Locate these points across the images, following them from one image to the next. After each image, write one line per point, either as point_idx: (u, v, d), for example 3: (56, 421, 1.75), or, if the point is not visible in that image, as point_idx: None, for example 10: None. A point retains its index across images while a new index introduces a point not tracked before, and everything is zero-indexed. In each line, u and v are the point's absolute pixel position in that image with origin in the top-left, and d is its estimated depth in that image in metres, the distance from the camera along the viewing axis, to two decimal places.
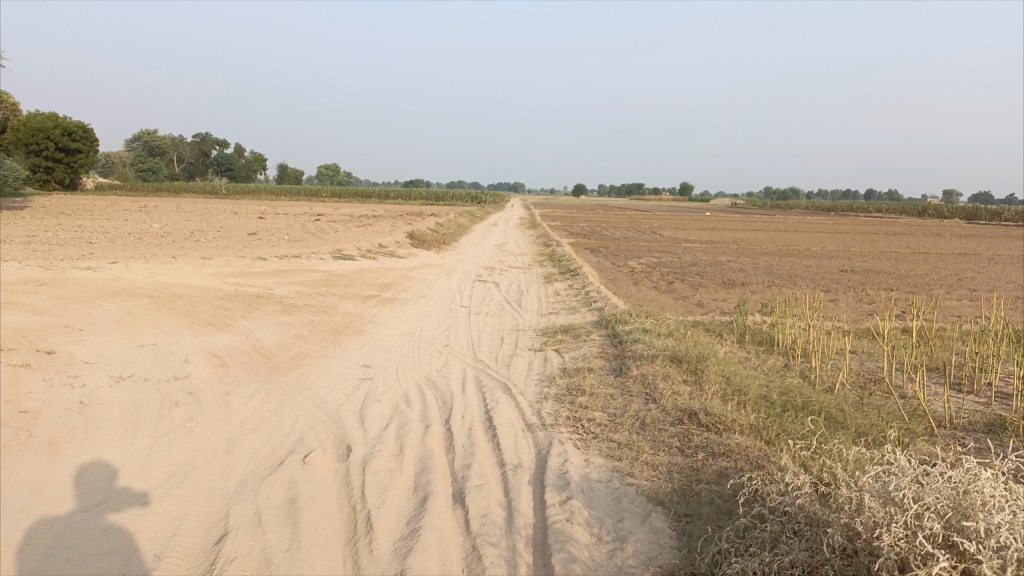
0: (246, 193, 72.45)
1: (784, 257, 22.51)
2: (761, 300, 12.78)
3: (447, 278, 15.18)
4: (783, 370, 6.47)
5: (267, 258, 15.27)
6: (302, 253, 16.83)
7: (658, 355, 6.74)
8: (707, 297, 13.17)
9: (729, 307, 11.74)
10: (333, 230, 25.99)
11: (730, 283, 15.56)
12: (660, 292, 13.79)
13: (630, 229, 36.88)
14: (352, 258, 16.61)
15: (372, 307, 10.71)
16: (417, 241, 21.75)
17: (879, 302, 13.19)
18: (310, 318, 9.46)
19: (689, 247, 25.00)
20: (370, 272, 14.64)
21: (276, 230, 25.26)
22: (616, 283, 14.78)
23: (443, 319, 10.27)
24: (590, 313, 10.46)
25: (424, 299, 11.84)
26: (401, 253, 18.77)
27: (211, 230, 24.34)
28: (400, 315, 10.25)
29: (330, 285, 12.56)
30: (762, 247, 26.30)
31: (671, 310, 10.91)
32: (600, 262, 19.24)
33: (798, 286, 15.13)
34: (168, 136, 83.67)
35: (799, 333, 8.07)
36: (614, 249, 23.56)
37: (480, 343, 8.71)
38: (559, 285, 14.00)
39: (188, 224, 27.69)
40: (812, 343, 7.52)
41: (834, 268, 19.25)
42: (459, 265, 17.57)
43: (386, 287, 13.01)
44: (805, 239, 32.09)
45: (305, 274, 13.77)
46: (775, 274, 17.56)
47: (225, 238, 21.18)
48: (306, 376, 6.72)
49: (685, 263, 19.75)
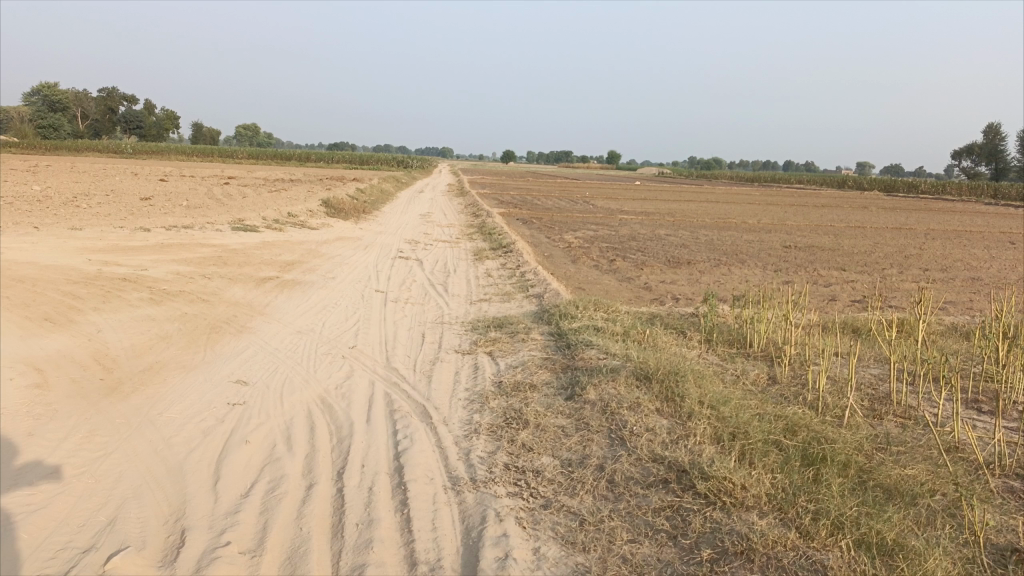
0: (156, 153, 67.98)
1: (724, 231, 21.53)
2: (714, 284, 11.55)
3: (364, 254, 13.42)
4: (776, 395, 5.11)
5: (151, 231, 13.12)
6: (196, 222, 14.74)
7: (619, 370, 5.29)
8: (654, 279, 11.86)
9: (681, 294, 10.44)
10: (240, 197, 23.61)
11: (675, 260, 14.34)
12: (603, 273, 12.42)
13: (562, 198, 35.46)
14: (255, 229, 14.65)
15: (266, 293, 8.92)
16: (334, 210, 19.76)
17: (836, 285, 12.17)
18: (182, 310, 7.62)
19: (625, 220, 23.77)
20: (273, 247, 12.73)
21: (174, 195, 22.71)
22: (554, 261, 13.33)
23: (352, 308, 8.59)
24: (526, 302, 8.96)
25: (332, 283, 10.11)
26: (314, 223, 16.83)
27: (99, 195, 21.60)
28: (298, 304, 8.50)
29: (221, 263, 10.68)
30: (699, 220, 25.35)
31: (618, 298, 9.53)
32: (534, 235, 17.79)
33: (747, 265, 14.03)
34: (69, 90, 77.71)
35: (777, 334, 6.77)
36: (548, 221, 22.16)
37: (395, 343, 7.09)
38: (490, 264, 12.46)
39: (77, 187, 24.86)
40: (798, 350, 6.21)
41: (777, 244, 18.33)
42: (378, 239, 15.78)
43: (289, 265, 11.21)
44: (739, 211, 31.39)
45: (193, 249, 11.77)
46: (720, 250, 16.47)
47: (112, 204, 18.66)
48: (154, 402, 4.99)
49: (623, 237, 18.46)
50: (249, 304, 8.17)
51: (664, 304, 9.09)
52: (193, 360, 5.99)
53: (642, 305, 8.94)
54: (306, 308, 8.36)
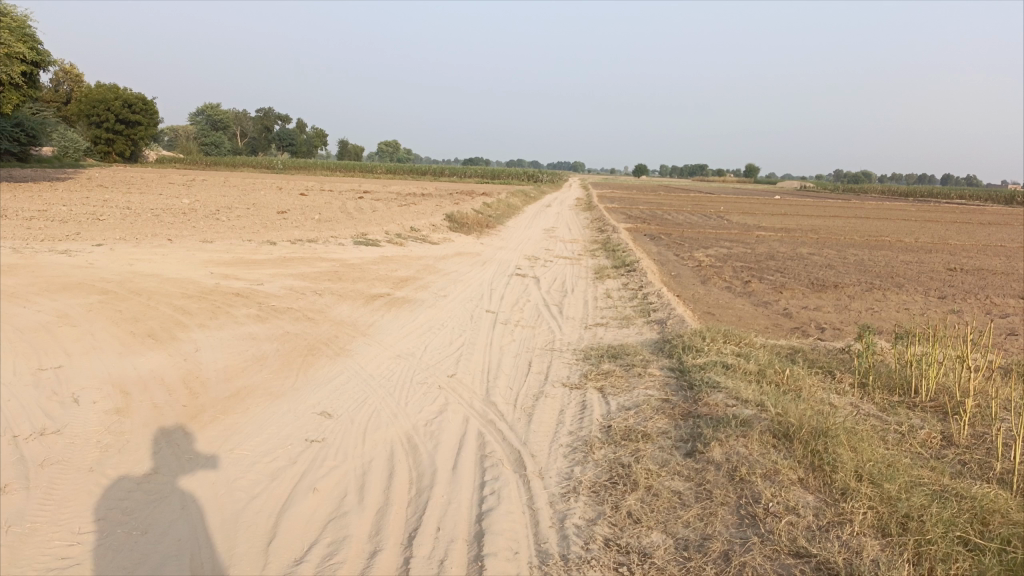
0: (302, 167, 71.73)
1: (874, 250, 19.60)
2: (864, 313, 10.22)
3: (481, 271, 12.99)
4: (956, 470, 4.06)
5: (276, 244, 13.27)
6: (320, 236, 14.87)
7: (751, 423, 4.40)
8: (795, 305, 10.66)
9: (827, 325, 9.24)
10: (370, 211, 24.00)
11: (819, 282, 13.00)
12: (736, 296, 11.33)
13: (694, 213, 34.00)
14: (376, 243, 14.60)
15: (373, 311, 8.57)
16: (457, 224, 19.59)
17: (1015, 317, 10.49)
18: (284, 328, 7.35)
19: (763, 237, 22.22)
20: (390, 262, 12.53)
21: (308, 209, 23.38)
22: (682, 282, 12.36)
23: (458, 330, 8.08)
24: (647, 329, 8.12)
25: (442, 301, 9.68)
26: (436, 238, 16.64)
27: (241, 208, 22.58)
28: (403, 324, 8.08)
29: (335, 278, 10.53)
30: (846, 238, 23.38)
31: (752, 329, 8.49)
32: (662, 252, 16.83)
33: (904, 291, 12.46)
34: (228, 110, 83.64)
35: (948, 382, 5.63)
36: (678, 237, 21.05)
37: (499, 373, 6.48)
38: (612, 283, 11.69)
39: (223, 200, 26.21)
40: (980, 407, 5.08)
41: (940, 266, 16.38)
42: (498, 255, 15.36)
43: (403, 281, 10.93)
44: (892, 228, 28.81)
45: (312, 263, 11.73)
46: (871, 272, 14.88)
47: (249, 217, 19.34)
48: (228, 439, 4.61)
49: (760, 256, 17.11)
50: (354, 324, 7.81)
51: (806, 337, 8.00)
52: (281, 385, 5.62)
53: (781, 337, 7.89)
54: (411, 328, 7.92)
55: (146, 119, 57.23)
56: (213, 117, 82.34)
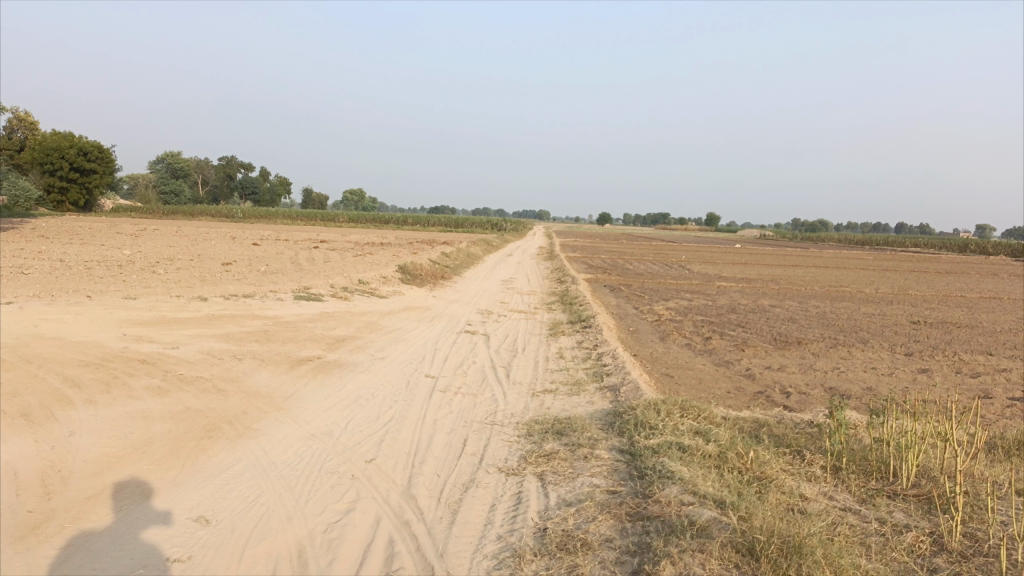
0: (263, 216, 70.66)
1: (837, 302, 19.23)
2: (831, 374, 9.62)
3: (427, 327, 12.22)
4: None
5: (208, 300, 12.36)
6: (259, 290, 13.99)
7: (710, 536, 3.63)
8: (758, 364, 10.03)
9: (792, 389, 8.59)
10: (322, 262, 23.13)
11: (781, 338, 12.48)
12: (696, 355, 10.68)
13: (656, 263, 33.72)
14: (319, 298, 13.76)
15: (295, 378, 7.71)
16: (410, 275, 18.85)
17: (985, 376, 10.01)
18: (185, 405, 6.48)
19: (725, 288, 21.80)
20: (329, 319, 11.69)
21: (257, 260, 22.45)
22: (639, 339, 11.69)
23: (389, 400, 7.25)
24: (599, 397, 7.37)
25: (377, 365, 8.84)
26: (385, 291, 15.83)
27: (184, 259, 21.57)
28: (326, 394, 7.23)
29: (263, 339, 9.68)
30: (808, 288, 23.17)
31: (713, 396, 7.80)
32: (621, 305, 16.26)
33: (870, 347, 11.95)
34: (189, 158, 82.57)
35: (933, 474, 4.96)
36: (639, 288, 20.57)
37: (426, 456, 5.66)
38: (565, 341, 11.00)
39: (169, 250, 25.15)
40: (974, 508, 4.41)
41: (902, 320, 16.04)
42: (449, 309, 14.60)
43: (339, 341, 10.10)
44: (851, 278, 28.88)
45: (242, 321, 10.85)
46: (834, 325, 14.45)
47: (189, 269, 18.36)
48: (65, 567, 3.72)
49: (722, 309, 16.59)
50: (267, 394, 6.95)
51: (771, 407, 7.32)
52: (158, 482, 4.75)
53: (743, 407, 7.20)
54: (334, 399, 7.07)
55: (101, 167, 55.90)
56: (172, 165, 81.13)
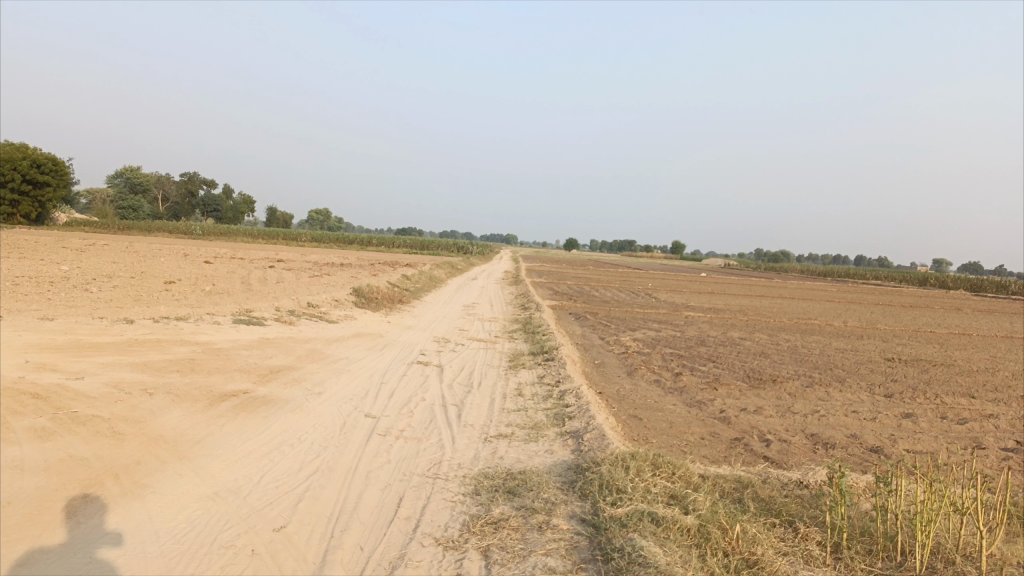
0: (224, 233, 68.92)
1: (808, 336, 18.62)
2: (810, 418, 8.86)
3: (376, 356, 11.26)
4: None
5: (134, 323, 11.28)
6: (196, 312, 12.92)
7: None
8: (732, 405, 9.24)
9: (771, 436, 7.79)
10: (275, 282, 22.03)
11: (755, 375, 11.76)
12: (665, 393, 9.85)
13: (622, 291, 33.04)
14: (261, 322, 12.73)
15: (212, 417, 6.74)
16: (365, 299, 17.84)
17: (972, 422, 9.36)
18: (68, 452, 5.49)
19: (693, 319, 21.11)
20: (266, 346, 10.67)
21: (205, 279, 21.24)
22: (605, 374, 10.84)
23: (317, 445, 6.29)
24: (559, 446, 6.48)
25: (312, 401, 7.87)
26: (335, 316, 14.81)
27: (127, 277, 20.29)
28: (244, 437, 6.26)
29: (186, 370, 8.68)
30: (777, 320, 22.67)
31: (685, 446, 6.96)
32: (586, 336, 15.45)
33: (848, 388, 11.27)
34: (150, 173, 80.59)
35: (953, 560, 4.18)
36: (606, 317, 19.82)
37: (350, 523, 4.72)
38: (525, 375, 10.12)
39: (113, 267, 23.78)
40: None
41: (876, 357, 15.47)
42: (403, 337, 13.62)
43: (274, 371, 9.12)
44: (820, 311, 28.56)
45: (167, 349, 9.81)
46: (807, 362, 13.81)
47: (127, 288, 17.12)
48: None
49: (691, 342, 15.85)
50: (172, 439, 5.97)
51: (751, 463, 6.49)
52: None
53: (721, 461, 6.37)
54: (253, 444, 6.11)
55: (55, 179, 53.83)
56: (132, 180, 78.95)
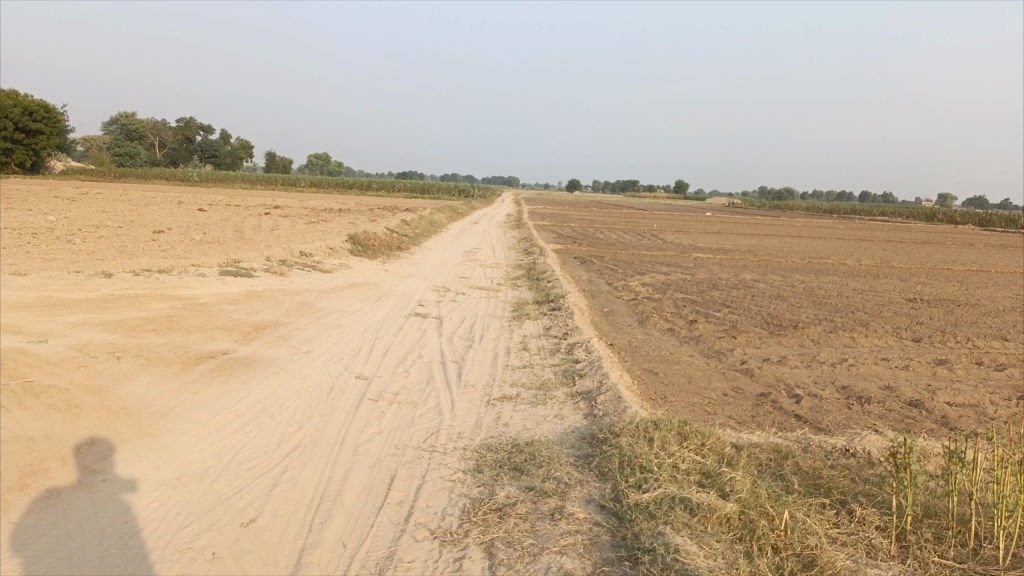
0: (221, 180, 67.76)
1: (823, 277, 17.87)
2: (839, 369, 8.19)
3: (371, 308, 10.56)
4: None
5: (112, 277, 10.56)
6: (181, 264, 12.20)
7: None
8: (754, 355, 8.57)
9: (800, 391, 7.13)
10: (270, 230, 21.24)
11: (774, 320, 11.07)
12: (681, 344, 9.17)
13: (628, 232, 32.19)
14: (249, 273, 12.01)
15: (183, 385, 6.09)
16: (361, 245, 17.07)
17: (1012, 368, 8.69)
18: (14, 431, 4.84)
19: (703, 261, 20.34)
20: (252, 300, 9.97)
21: (196, 228, 20.46)
22: (615, 323, 10.16)
23: (300, 415, 5.64)
24: (569, 410, 5.83)
25: (299, 362, 7.20)
26: (329, 265, 14.08)
27: (114, 227, 19.50)
28: (216, 408, 5.62)
29: (162, 329, 8.00)
30: (790, 260, 21.92)
31: (707, 406, 6.30)
32: (593, 281, 14.74)
33: (874, 333, 10.59)
34: (145, 119, 79.00)
35: None
36: (613, 260, 19.08)
37: (334, 512, 4.07)
38: (530, 326, 9.44)
39: (103, 217, 22.96)
40: None
41: (897, 297, 14.76)
42: (401, 286, 12.91)
43: (259, 328, 8.43)
44: (832, 249, 27.78)
45: (145, 305, 9.13)
46: (827, 304, 13.11)
47: (112, 239, 16.36)
48: None
49: (703, 285, 15.11)
50: (134, 414, 5.33)
51: (783, 426, 5.84)
52: None
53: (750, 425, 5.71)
54: (226, 416, 5.47)
55: (47, 127, 52.51)
56: (127, 126, 77.29)
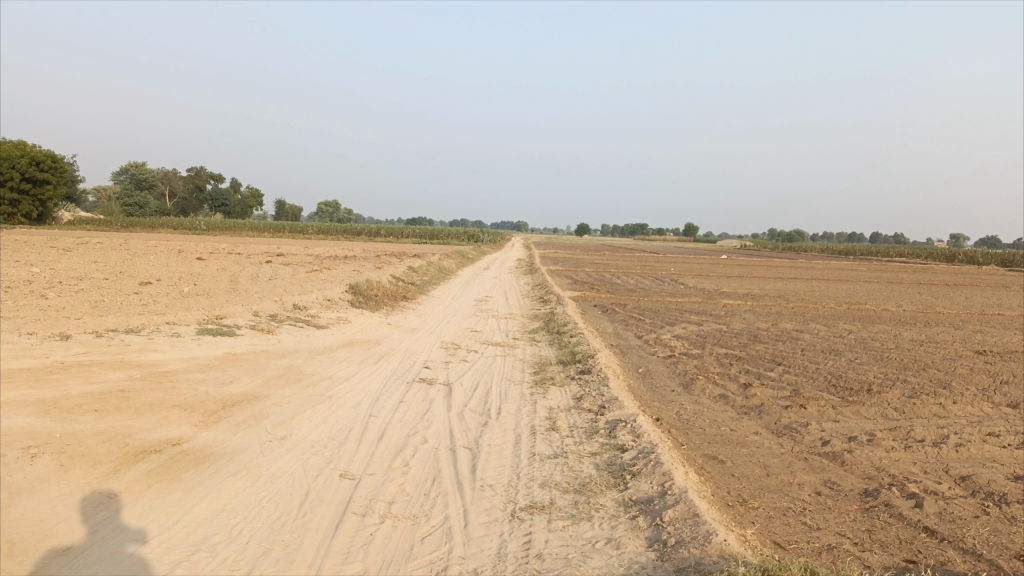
0: (229, 228, 67.01)
1: (871, 325, 16.26)
2: (945, 451, 6.59)
3: (368, 372, 9.03)
4: None
5: (70, 341, 9.09)
6: (154, 322, 10.73)
7: None
8: (836, 434, 6.97)
9: (916, 489, 5.52)
10: (268, 280, 19.86)
11: (840, 382, 9.47)
12: (741, 417, 7.59)
13: (648, 277, 30.70)
14: (231, 331, 10.51)
15: (105, 503, 4.56)
16: (364, 297, 15.61)
17: None
18: None
19: (734, 308, 18.76)
20: (229, 366, 8.47)
21: (188, 279, 19.05)
22: (656, 390, 8.59)
23: (255, 546, 4.08)
24: (626, 532, 4.25)
25: (270, 454, 5.64)
26: (325, 320, 12.57)
27: (101, 279, 18.11)
28: (139, 542, 4.07)
29: (106, 408, 6.48)
30: (827, 306, 20.33)
31: (808, 527, 4.71)
32: (621, 334, 13.19)
33: (963, 397, 8.97)
34: (156, 169, 78.80)
35: None
36: (638, 309, 17.56)
37: None
38: (557, 396, 7.88)
39: (93, 267, 21.62)
40: None
41: (964, 350, 13.11)
42: (405, 343, 11.39)
43: (228, 405, 6.91)
44: (866, 293, 26.26)
45: (97, 375, 7.64)
46: (891, 360, 11.51)
47: (91, 293, 14.93)
48: None
49: (742, 338, 13.50)
50: (18, 569, 3.77)
51: (922, 563, 4.25)
52: None
53: (883, 570, 4.11)
54: (151, 555, 3.93)
55: (54, 177, 51.71)
56: (136, 175, 76.89)
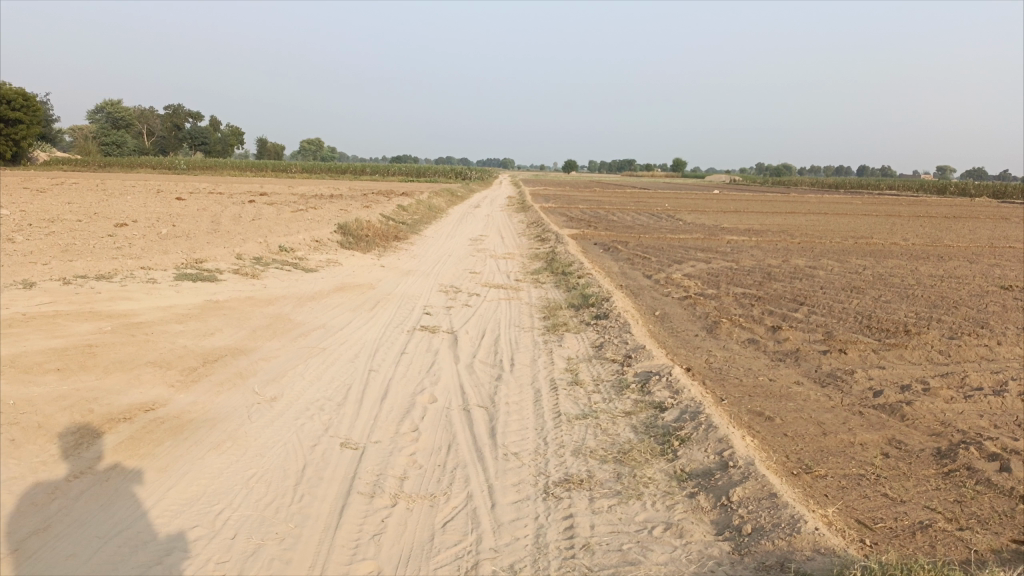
0: (211, 168, 65.16)
1: (884, 261, 15.62)
2: (1011, 401, 5.95)
3: (364, 319, 8.27)
4: None
5: (33, 289, 8.23)
6: (128, 267, 9.85)
7: None
8: (887, 383, 6.31)
9: (995, 448, 4.87)
10: (252, 220, 18.88)
11: (873, 323, 8.80)
12: (777, 364, 6.92)
13: (644, 214, 29.87)
14: (212, 276, 9.67)
15: (62, 492, 3.81)
16: (354, 237, 14.74)
17: None
18: None
19: (739, 245, 18.05)
20: (210, 315, 7.68)
21: (167, 220, 18.04)
22: (680, 335, 7.90)
23: (242, 542, 3.37)
24: (687, 514, 3.56)
25: (258, 420, 4.90)
26: (313, 263, 11.72)
27: (73, 221, 17.08)
28: (101, 543, 3.34)
29: (69, 366, 5.68)
30: (834, 241, 19.66)
31: (889, 500, 4.04)
32: (629, 273, 12.45)
33: (1005, 338, 8.35)
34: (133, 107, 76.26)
35: None
36: (640, 247, 16.80)
37: None
38: (574, 344, 7.16)
39: (65, 209, 20.49)
40: None
41: (988, 285, 12.49)
42: (401, 286, 10.61)
43: (209, 362, 6.14)
44: (868, 228, 25.61)
45: (61, 327, 6.82)
46: (918, 298, 10.86)
47: (61, 235, 13.95)
48: None
49: (756, 276, 12.79)
50: None
51: None
52: None
53: (995, 556, 3.47)
54: (115, 557, 3.22)
55: (27, 116, 49.62)
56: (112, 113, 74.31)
